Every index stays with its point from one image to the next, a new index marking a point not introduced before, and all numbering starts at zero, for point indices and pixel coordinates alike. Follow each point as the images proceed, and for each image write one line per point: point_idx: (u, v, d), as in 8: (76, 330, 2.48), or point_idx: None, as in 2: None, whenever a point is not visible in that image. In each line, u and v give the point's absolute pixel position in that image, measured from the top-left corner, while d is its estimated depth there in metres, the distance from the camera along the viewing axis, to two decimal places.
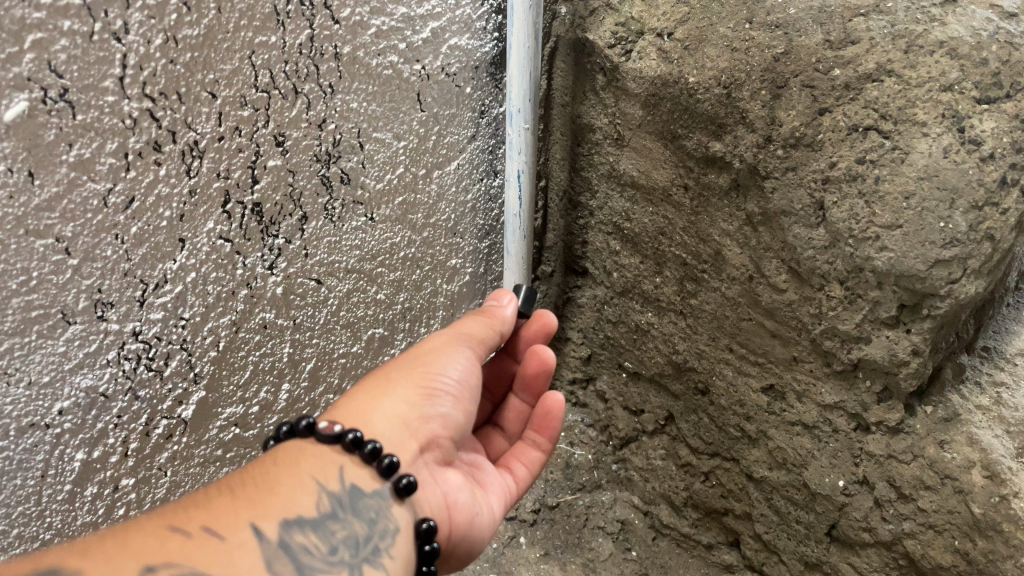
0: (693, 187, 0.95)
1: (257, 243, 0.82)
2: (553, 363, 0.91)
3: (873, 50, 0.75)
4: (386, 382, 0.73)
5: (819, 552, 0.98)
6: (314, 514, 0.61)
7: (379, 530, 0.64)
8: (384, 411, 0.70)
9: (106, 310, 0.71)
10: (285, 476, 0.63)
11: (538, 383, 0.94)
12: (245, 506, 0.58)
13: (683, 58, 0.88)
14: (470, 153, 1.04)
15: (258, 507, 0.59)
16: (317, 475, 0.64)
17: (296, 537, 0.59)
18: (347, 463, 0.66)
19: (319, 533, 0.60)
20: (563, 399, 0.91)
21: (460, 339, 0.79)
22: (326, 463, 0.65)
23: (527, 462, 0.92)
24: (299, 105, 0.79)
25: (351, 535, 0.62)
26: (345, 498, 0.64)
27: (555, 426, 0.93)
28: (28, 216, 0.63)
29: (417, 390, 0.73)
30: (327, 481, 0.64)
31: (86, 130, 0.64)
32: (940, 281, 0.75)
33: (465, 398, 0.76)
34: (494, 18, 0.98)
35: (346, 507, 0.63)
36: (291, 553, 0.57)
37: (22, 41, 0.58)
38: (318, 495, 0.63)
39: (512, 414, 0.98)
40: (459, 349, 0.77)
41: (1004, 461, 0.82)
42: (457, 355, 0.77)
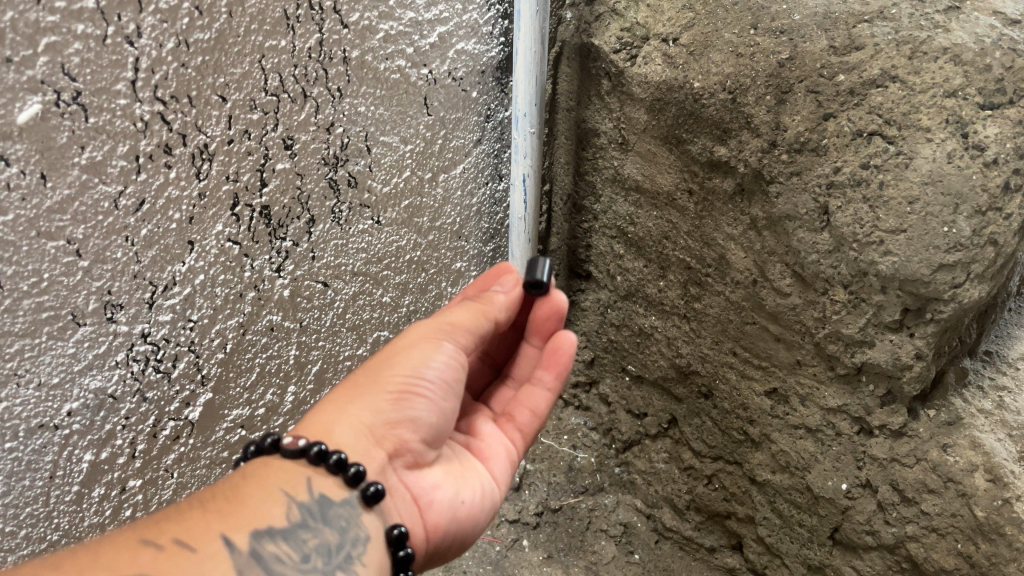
0: (697, 191, 0.96)
1: (266, 246, 0.83)
2: (565, 305, 0.86)
3: (877, 56, 0.75)
4: (357, 387, 0.70)
5: (822, 556, 0.99)
6: (284, 524, 0.60)
7: (350, 538, 0.64)
8: (351, 419, 0.68)
9: (116, 312, 0.72)
10: (253, 488, 0.62)
11: (549, 325, 0.88)
12: (213, 518, 0.57)
13: (689, 63, 0.88)
14: (475, 157, 1.05)
15: (227, 518, 0.58)
16: (285, 485, 0.63)
17: (268, 547, 0.58)
18: (315, 473, 0.65)
19: (290, 543, 0.60)
20: (574, 342, 0.86)
21: (444, 333, 0.74)
22: (293, 473, 0.64)
23: (535, 407, 0.88)
24: (307, 109, 0.79)
25: (323, 543, 0.61)
26: (315, 507, 0.63)
27: (565, 367, 0.87)
28: (40, 218, 0.63)
29: (386, 395, 0.69)
30: (295, 491, 0.63)
31: (98, 133, 0.64)
32: (944, 285, 0.76)
33: (442, 397, 0.72)
34: (500, 23, 0.98)
35: (316, 516, 0.63)
36: (263, 564, 0.57)
37: (37, 44, 0.58)
38: (287, 505, 0.62)
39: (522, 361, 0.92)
40: (438, 346, 0.72)
41: (1007, 465, 0.82)
42: (437, 353, 0.72)
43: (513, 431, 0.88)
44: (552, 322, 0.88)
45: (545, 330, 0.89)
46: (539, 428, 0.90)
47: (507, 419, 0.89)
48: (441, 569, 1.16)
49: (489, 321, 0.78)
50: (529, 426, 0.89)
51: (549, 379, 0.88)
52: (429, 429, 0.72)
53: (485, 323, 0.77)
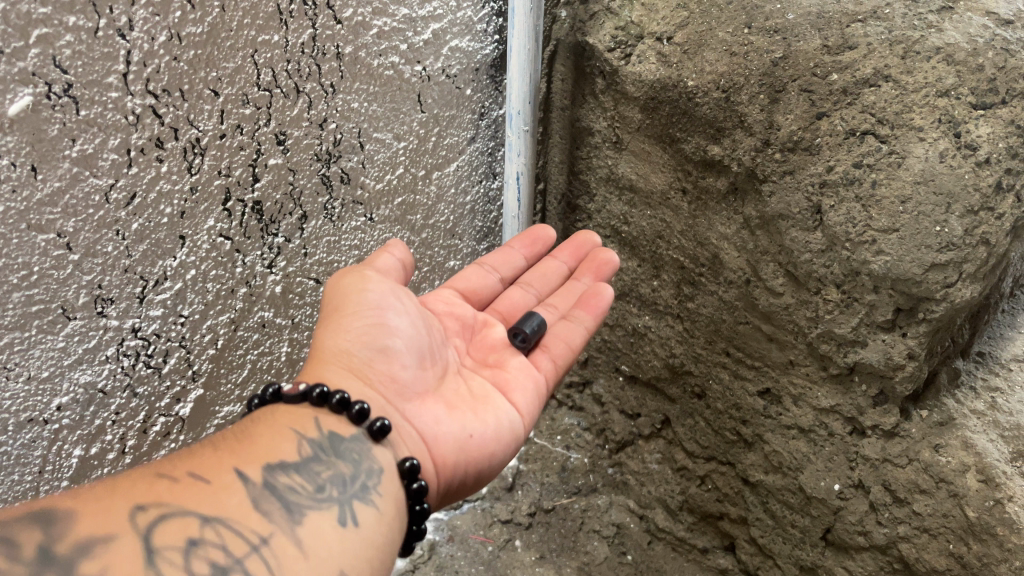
0: (691, 191, 0.96)
1: (257, 242, 0.83)
2: (617, 263, 0.93)
3: (870, 55, 0.76)
4: (328, 333, 0.69)
5: (815, 557, 0.98)
6: (297, 458, 0.58)
7: (366, 469, 0.61)
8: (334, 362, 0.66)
9: (106, 306, 0.71)
10: (263, 429, 0.60)
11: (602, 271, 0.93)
12: (228, 455, 0.56)
13: (683, 62, 0.88)
14: (469, 155, 1.04)
15: (240, 455, 0.56)
16: (295, 425, 0.61)
17: (281, 478, 0.56)
18: (321, 413, 0.63)
19: (303, 474, 0.57)
20: (612, 296, 0.87)
21: (366, 270, 0.71)
22: (300, 415, 0.62)
23: (571, 340, 0.85)
24: (300, 105, 0.79)
25: (338, 474, 0.59)
26: (326, 443, 0.61)
27: (603, 306, 0.88)
28: (30, 211, 0.63)
29: (355, 333, 0.68)
30: (305, 429, 0.61)
31: (90, 126, 0.64)
32: (936, 285, 0.76)
33: (412, 326, 0.70)
34: (495, 21, 0.97)
35: (328, 451, 0.61)
36: (277, 493, 0.55)
37: (28, 35, 0.58)
38: (298, 442, 0.60)
39: (563, 296, 0.92)
40: (364, 279, 0.70)
41: (999, 465, 0.82)
42: (368, 284, 0.70)
43: (545, 361, 0.84)
44: (604, 275, 0.93)
45: (596, 277, 0.93)
46: (569, 365, 0.86)
47: (539, 349, 0.85)
48: (433, 569, 1.16)
49: (389, 256, 0.74)
50: (562, 360, 0.85)
51: (587, 319, 0.87)
52: (414, 358, 0.70)
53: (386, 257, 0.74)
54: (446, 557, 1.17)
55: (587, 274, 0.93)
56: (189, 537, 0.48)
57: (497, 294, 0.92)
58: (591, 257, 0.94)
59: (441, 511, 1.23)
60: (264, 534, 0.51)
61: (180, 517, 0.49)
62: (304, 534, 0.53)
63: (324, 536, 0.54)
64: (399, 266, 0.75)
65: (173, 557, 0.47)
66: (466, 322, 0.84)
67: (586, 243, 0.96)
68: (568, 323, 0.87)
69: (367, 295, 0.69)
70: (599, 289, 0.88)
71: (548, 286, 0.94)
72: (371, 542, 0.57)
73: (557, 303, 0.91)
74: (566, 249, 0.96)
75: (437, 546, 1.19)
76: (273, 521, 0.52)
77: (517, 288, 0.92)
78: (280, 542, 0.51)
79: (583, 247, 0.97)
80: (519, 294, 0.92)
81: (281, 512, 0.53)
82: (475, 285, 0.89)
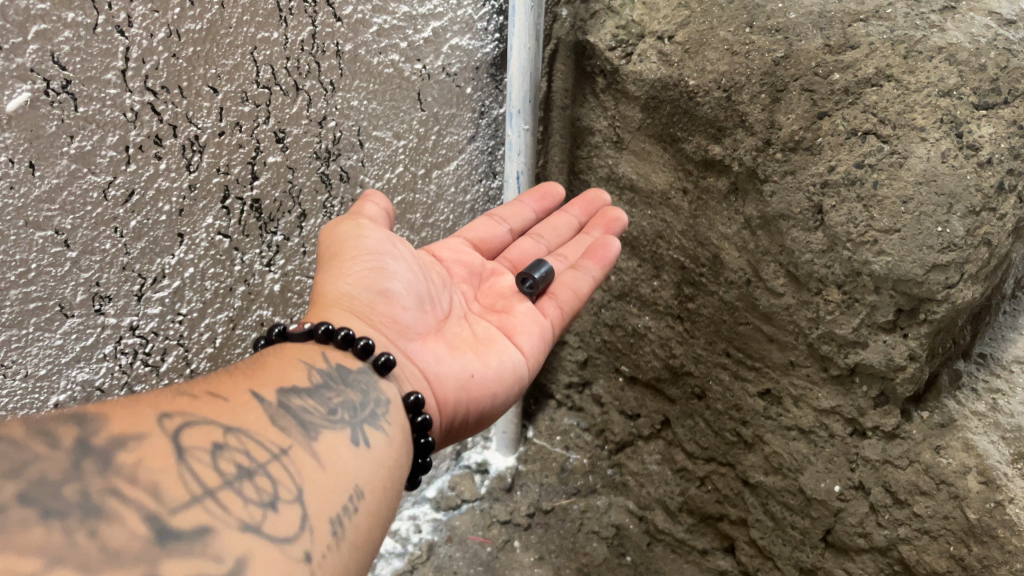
0: (692, 190, 0.95)
1: (256, 240, 0.82)
2: (626, 221, 0.93)
3: (873, 54, 0.75)
4: (326, 277, 0.69)
5: (815, 558, 0.98)
6: (308, 384, 0.58)
7: (374, 399, 0.61)
8: (335, 303, 0.67)
9: (103, 304, 0.71)
10: (272, 360, 0.59)
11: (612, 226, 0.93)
12: (241, 379, 0.55)
13: (684, 61, 0.87)
14: (469, 154, 1.04)
15: (254, 379, 0.56)
16: (303, 357, 0.61)
17: (295, 401, 0.55)
18: (328, 349, 0.63)
19: (316, 398, 0.57)
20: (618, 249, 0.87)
21: (360, 217, 0.72)
22: (306, 350, 0.62)
23: (578, 287, 0.85)
24: (299, 102, 0.79)
25: (348, 400, 0.59)
26: (333, 373, 0.61)
27: (609, 257, 0.87)
28: (28, 208, 0.63)
29: (354, 276, 0.68)
30: (313, 360, 0.61)
31: (88, 122, 0.63)
32: (938, 286, 0.75)
33: (407, 270, 0.71)
34: (495, 19, 0.97)
35: (337, 380, 0.60)
36: (292, 413, 0.54)
37: (27, 31, 0.58)
38: (307, 371, 0.59)
39: (572, 247, 0.92)
40: (358, 226, 0.70)
41: (999, 467, 0.82)
42: (363, 230, 0.70)
43: (552, 308, 0.84)
44: (614, 231, 0.92)
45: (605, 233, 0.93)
46: (577, 313, 0.86)
47: (546, 296, 0.85)
48: (432, 570, 1.15)
49: (376, 204, 0.74)
50: (569, 306, 0.85)
51: (594, 268, 0.87)
52: (412, 299, 0.71)
53: (378, 205, 0.74)
54: (445, 558, 1.17)
55: (597, 229, 0.93)
56: (215, 442, 0.48)
57: (507, 244, 0.91)
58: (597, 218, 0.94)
59: (441, 512, 1.23)
60: (284, 446, 0.51)
61: (204, 424, 0.48)
62: (320, 449, 0.53)
63: (339, 454, 0.53)
64: (387, 213, 0.75)
65: (201, 458, 0.46)
66: (472, 271, 0.85)
67: (596, 200, 0.95)
68: (575, 272, 0.87)
69: (363, 240, 0.69)
70: (606, 240, 0.88)
71: (559, 237, 0.93)
72: (381, 463, 0.56)
73: (567, 253, 0.91)
74: (577, 204, 0.95)
75: (436, 547, 1.18)
76: (291, 435, 0.52)
77: (528, 238, 0.92)
78: (298, 455, 0.51)
79: (594, 204, 0.96)
80: (530, 244, 0.91)
81: (298, 428, 0.53)
82: (485, 235, 0.88)
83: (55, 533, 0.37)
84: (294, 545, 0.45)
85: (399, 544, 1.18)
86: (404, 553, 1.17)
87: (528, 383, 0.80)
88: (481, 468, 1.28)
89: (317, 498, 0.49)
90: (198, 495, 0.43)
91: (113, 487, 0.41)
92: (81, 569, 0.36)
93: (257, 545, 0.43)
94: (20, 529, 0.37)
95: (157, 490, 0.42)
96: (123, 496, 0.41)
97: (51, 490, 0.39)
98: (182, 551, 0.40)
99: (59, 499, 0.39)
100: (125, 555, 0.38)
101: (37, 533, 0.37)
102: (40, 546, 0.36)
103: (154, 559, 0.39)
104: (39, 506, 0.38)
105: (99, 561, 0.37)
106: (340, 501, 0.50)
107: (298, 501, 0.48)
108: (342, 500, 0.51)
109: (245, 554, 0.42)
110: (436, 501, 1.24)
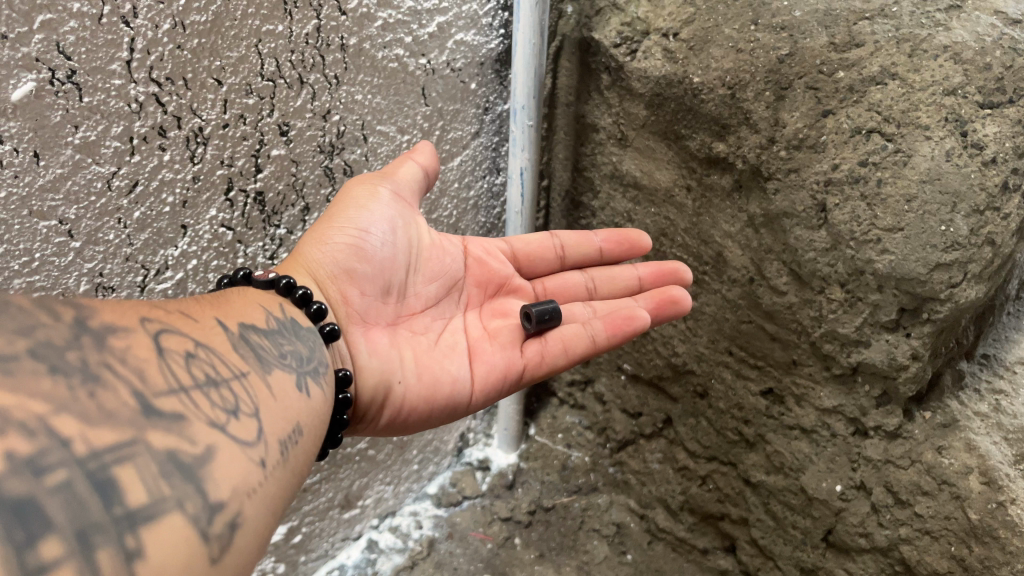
0: (695, 188, 0.95)
1: (259, 233, 0.83)
2: (686, 309, 0.87)
3: (877, 53, 0.76)
4: (312, 239, 0.75)
5: (816, 558, 0.98)
6: (265, 325, 0.61)
7: (318, 359, 0.64)
8: (306, 265, 0.73)
9: (107, 294, 0.72)
10: (235, 299, 0.62)
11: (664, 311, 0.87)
12: (204, 307, 0.58)
13: (688, 58, 0.87)
14: (473, 150, 1.04)
15: (219, 310, 0.58)
16: (264, 304, 0.64)
17: (254, 336, 0.58)
18: (286, 302, 0.67)
19: (271, 339, 0.60)
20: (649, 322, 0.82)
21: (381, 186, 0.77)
22: (268, 298, 0.66)
23: (571, 344, 0.83)
24: (304, 95, 0.79)
25: (298, 349, 0.62)
26: (288, 323, 0.64)
27: (629, 330, 0.83)
28: (33, 197, 0.63)
29: (333, 246, 0.73)
30: (271, 307, 0.64)
31: (92, 113, 0.64)
32: (941, 285, 0.75)
33: (388, 254, 0.76)
34: (500, 15, 0.97)
35: (290, 329, 0.63)
36: (250, 345, 0.57)
37: (33, 21, 0.58)
38: (265, 314, 0.62)
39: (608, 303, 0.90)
40: (375, 196, 0.76)
41: (1002, 468, 0.82)
42: (373, 204, 0.75)
43: (535, 349, 0.84)
44: (664, 312, 0.87)
45: (652, 306, 0.87)
46: (562, 368, 0.85)
47: (540, 337, 0.85)
48: (432, 567, 1.15)
49: (412, 163, 0.79)
50: (553, 358, 0.83)
51: (599, 330, 0.84)
52: (374, 285, 0.76)
53: (410, 167, 0.79)
54: (445, 554, 1.17)
55: (648, 298, 0.88)
56: (189, 349, 0.50)
57: (551, 270, 0.94)
58: (660, 291, 0.88)
59: (441, 508, 1.23)
60: (245, 369, 0.53)
61: (178, 334, 0.51)
62: (274, 381, 0.55)
63: (291, 390, 0.56)
64: (421, 174, 0.80)
65: (178, 359, 0.48)
66: (481, 279, 0.89)
67: (674, 276, 0.90)
68: (579, 326, 0.84)
69: (361, 215, 0.74)
70: (634, 312, 0.83)
71: (609, 287, 0.92)
72: (319, 409, 0.59)
73: (597, 305, 0.90)
74: (649, 266, 0.91)
75: (436, 543, 1.18)
76: (251, 362, 0.55)
77: (573, 274, 0.93)
78: (256, 380, 0.53)
79: (668, 276, 0.91)
80: (571, 278, 0.93)
81: (256, 358, 0.56)
82: (530, 252, 0.92)
83: (57, 388, 0.39)
84: (255, 450, 0.47)
85: (399, 540, 1.18)
86: (404, 549, 1.17)
87: (464, 411, 0.81)
88: (482, 464, 1.28)
89: (273, 420, 0.52)
90: (177, 387, 0.46)
91: (106, 361, 0.43)
92: (78, 421, 0.38)
93: (226, 441, 0.45)
94: (26, 379, 0.39)
95: (143, 374, 0.44)
96: (115, 370, 0.43)
97: (54, 353, 0.41)
98: (163, 428, 0.42)
99: (61, 360, 0.41)
100: (117, 419, 0.40)
101: (41, 385, 0.39)
102: (43, 395, 0.38)
103: (140, 429, 0.41)
104: (45, 363, 0.40)
105: (95, 418, 0.39)
106: (288, 430, 0.53)
107: (257, 417, 0.50)
108: (289, 430, 0.53)
109: (216, 444, 0.44)
110: (437, 497, 1.24)
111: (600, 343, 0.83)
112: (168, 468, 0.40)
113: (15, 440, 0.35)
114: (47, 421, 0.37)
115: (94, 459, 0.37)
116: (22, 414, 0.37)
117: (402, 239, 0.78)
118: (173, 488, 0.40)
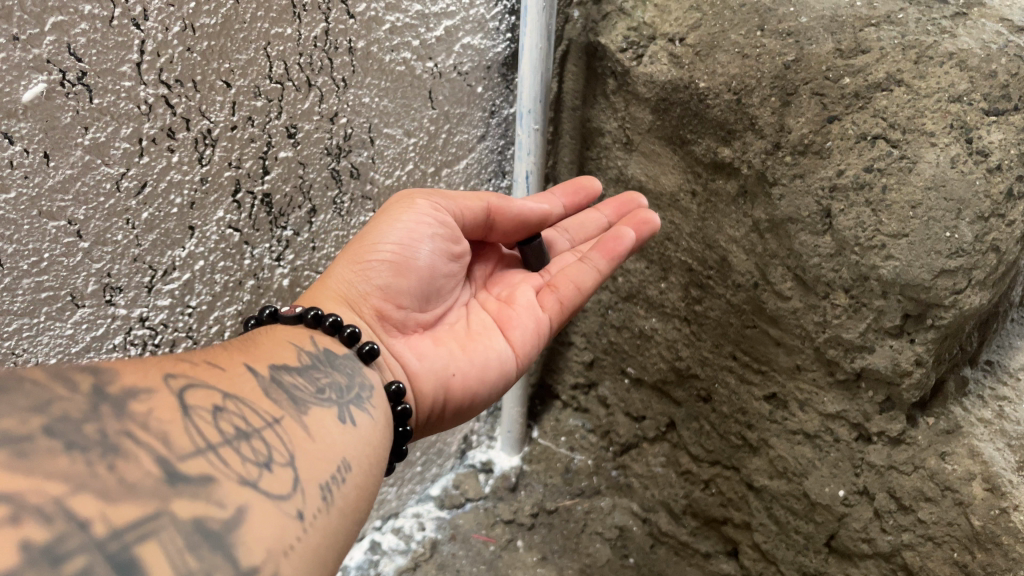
0: (701, 193, 0.96)
1: (266, 234, 0.84)
2: (657, 225, 0.89)
3: (883, 59, 0.76)
4: (343, 261, 0.75)
5: (818, 563, 0.98)
6: (298, 363, 0.61)
7: (359, 383, 0.64)
8: (336, 288, 0.73)
9: (114, 294, 0.72)
10: (264, 340, 0.63)
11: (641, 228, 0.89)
12: (234, 354, 0.58)
13: (694, 64, 0.87)
14: (479, 153, 1.05)
15: (248, 354, 0.59)
16: (294, 340, 0.64)
17: (287, 377, 0.58)
18: (316, 333, 0.67)
19: (305, 376, 0.60)
20: (634, 246, 0.86)
21: (424, 199, 0.77)
22: (298, 333, 0.66)
23: (579, 281, 0.85)
24: (312, 98, 0.80)
25: (335, 381, 0.62)
26: (322, 356, 0.64)
27: (623, 251, 0.86)
28: (42, 198, 0.64)
29: (361, 265, 0.73)
30: (303, 343, 0.64)
31: (102, 114, 0.64)
32: (946, 291, 0.75)
33: (427, 271, 0.76)
34: (508, 19, 0.98)
35: (325, 362, 0.64)
36: (283, 386, 0.57)
37: (44, 23, 0.59)
38: (297, 351, 0.63)
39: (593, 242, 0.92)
40: (409, 210, 0.76)
41: (1005, 474, 0.82)
42: (405, 218, 0.75)
43: (552, 300, 0.85)
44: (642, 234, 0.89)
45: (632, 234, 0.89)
46: (579, 306, 0.87)
47: (548, 288, 0.86)
48: (435, 568, 1.16)
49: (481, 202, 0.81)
50: (569, 300, 0.86)
51: (600, 262, 0.86)
52: (410, 294, 0.75)
53: (478, 203, 0.82)
54: (448, 556, 1.17)
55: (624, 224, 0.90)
56: (216, 403, 0.50)
57: None
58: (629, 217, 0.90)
59: (445, 510, 1.23)
60: (278, 415, 0.53)
61: (204, 387, 0.51)
62: (310, 421, 0.55)
63: (330, 427, 0.56)
64: (485, 214, 0.82)
65: (205, 415, 0.48)
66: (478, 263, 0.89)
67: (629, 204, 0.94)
68: (579, 263, 0.86)
69: (390, 231, 0.74)
70: (620, 232, 0.87)
71: (583, 233, 0.95)
72: (365, 441, 0.59)
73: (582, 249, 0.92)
74: (610, 204, 0.95)
75: (439, 545, 1.19)
76: (285, 406, 0.55)
77: (553, 233, 0.95)
78: (291, 424, 0.53)
79: (628, 206, 0.95)
80: (554, 237, 0.95)
81: (290, 400, 0.55)
82: None
83: (76, 464, 0.39)
84: (290, 503, 0.47)
85: (403, 541, 1.19)
86: (407, 551, 1.17)
87: (518, 376, 0.84)
88: (485, 467, 1.28)
89: (310, 466, 0.51)
90: (204, 446, 0.45)
91: (127, 429, 0.43)
92: (96, 500, 0.38)
93: (257, 499, 0.45)
94: (41, 459, 0.38)
95: (167, 437, 0.44)
96: (136, 438, 0.43)
97: (71, 426, 0.41)
98: (188, 495, 0.42)
99: (77, 434, 0.41)
100: (139, 491, 0.40)
101: (57, 464, 0.38)
102: (60, 474, 0.38)
103: (164, 499, 0.41)
104: (61, 440, 0.40)
105: (115, 494, 0.39)
106: (330, 471, 0.53)
107: (292, 465, 0.50)
108: (331, 471, 0.53)
109: (246, 504, 0.44)
110: (440, 499, 1.24)
111: (604, 272, 0.86)
112: (195, 538, 0.40)
113: (32, 529, 0.35)
114: (64, 503, 0.37)
115: (115, 540, 0.37)
116: (37, 498, 0.36)
117: (444, 248, 0.78)
118: (201, 560, 0.39)
